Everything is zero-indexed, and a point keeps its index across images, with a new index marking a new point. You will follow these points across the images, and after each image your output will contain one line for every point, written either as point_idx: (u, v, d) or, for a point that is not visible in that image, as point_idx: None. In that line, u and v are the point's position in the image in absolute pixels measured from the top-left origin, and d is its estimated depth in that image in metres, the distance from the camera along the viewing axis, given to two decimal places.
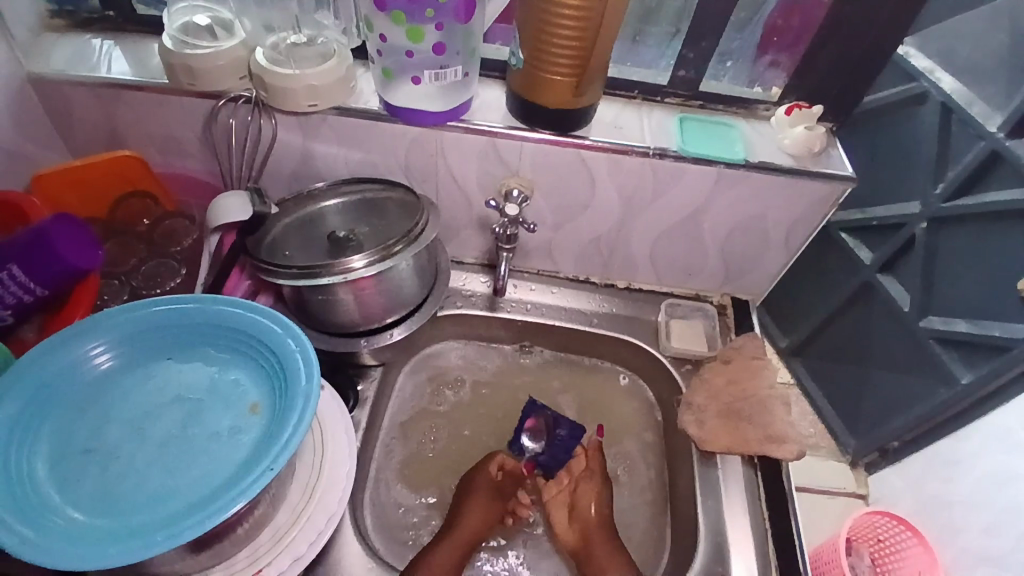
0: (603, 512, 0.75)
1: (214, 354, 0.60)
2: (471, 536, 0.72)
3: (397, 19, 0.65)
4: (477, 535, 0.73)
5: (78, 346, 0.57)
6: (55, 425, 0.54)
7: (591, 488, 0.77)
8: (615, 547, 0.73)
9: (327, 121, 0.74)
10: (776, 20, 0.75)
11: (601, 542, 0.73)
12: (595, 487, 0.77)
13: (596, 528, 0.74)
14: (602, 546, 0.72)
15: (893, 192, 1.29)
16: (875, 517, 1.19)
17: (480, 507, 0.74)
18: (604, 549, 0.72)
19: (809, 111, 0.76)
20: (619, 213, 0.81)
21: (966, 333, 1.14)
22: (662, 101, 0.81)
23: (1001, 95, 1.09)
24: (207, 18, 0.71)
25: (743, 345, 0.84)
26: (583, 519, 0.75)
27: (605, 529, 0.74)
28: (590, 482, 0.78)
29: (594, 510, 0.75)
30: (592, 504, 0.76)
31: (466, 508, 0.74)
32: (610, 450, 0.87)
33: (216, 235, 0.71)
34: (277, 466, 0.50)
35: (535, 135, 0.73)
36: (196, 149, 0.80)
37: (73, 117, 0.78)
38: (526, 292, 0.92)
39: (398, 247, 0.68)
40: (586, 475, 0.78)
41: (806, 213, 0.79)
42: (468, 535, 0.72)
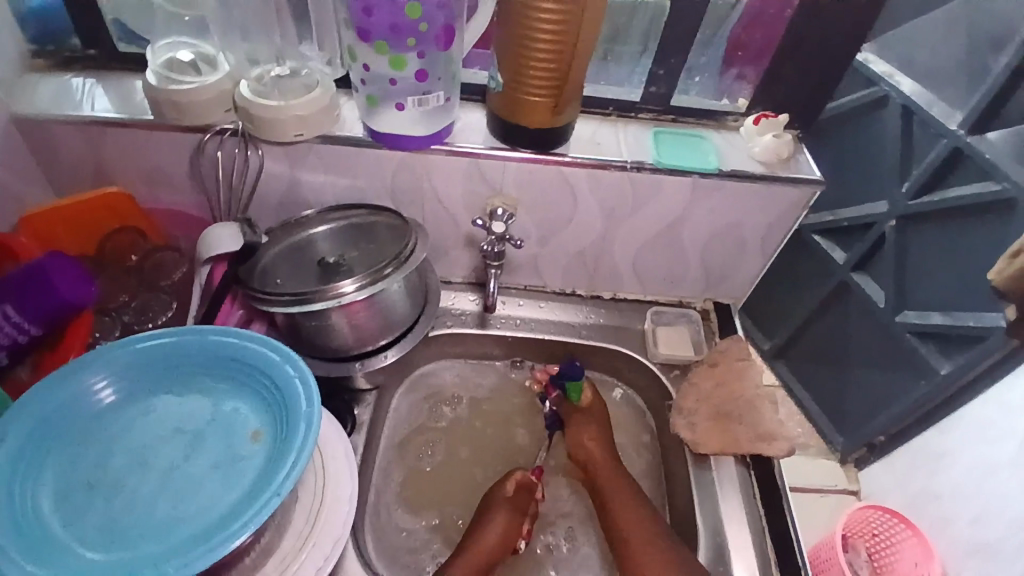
0: (596, 442, 0.81)
1: (212, 385, 0.61)
2: (486, 559, 0.71)
3: (380, 48, 0.67)
4: (496, 557, 0.72)
5: (78, 381, 0.58)
6: (58, 461, 0.55)
7: (581, 428, 0.83)
8: (618, 474, 0.79)
9: (313, 150, 0.76)
10: (740, 35, 0.78)
11: (601, 469, 0.79)
12: (584, 425, 0.83)
13: (591, 454, 0.81)
14: (606, 474, 0.78)
15: (862, 193, 1.34)
16: (868, 512, 1.22)
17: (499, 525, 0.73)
18: (607, 479, 0.78)
19: (777, 120, 0.79)
20: (601, 227, 0.84)
21: (941, 325, 1.18)
22: (637, 117, 0.84)
23: (959, 94, 1.14)
24: (191, 54, 0.73)
25: (729, 348, 0.86)
26: (580, 454, 0.81)
27: (603, 460, 0.80)
28: (583, 420, 0.83)
29: (587, 444, 0.81)
30: (589, 440, 0.81)
31: (485, 527, 0.73)
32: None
33: (207, 265, 0.73)
34: (284, 491, 0.50)
35: (517, 154, 0.75)
36: (183, 183, 0.81)
37: (56, 156, 0.79)
38: (515, 307, 0.94)
39: (388, 270, 0.69)
40: (573, 417, 0.84)
41: (780, 218, 0.82)
42: (481, 559, 0.71)
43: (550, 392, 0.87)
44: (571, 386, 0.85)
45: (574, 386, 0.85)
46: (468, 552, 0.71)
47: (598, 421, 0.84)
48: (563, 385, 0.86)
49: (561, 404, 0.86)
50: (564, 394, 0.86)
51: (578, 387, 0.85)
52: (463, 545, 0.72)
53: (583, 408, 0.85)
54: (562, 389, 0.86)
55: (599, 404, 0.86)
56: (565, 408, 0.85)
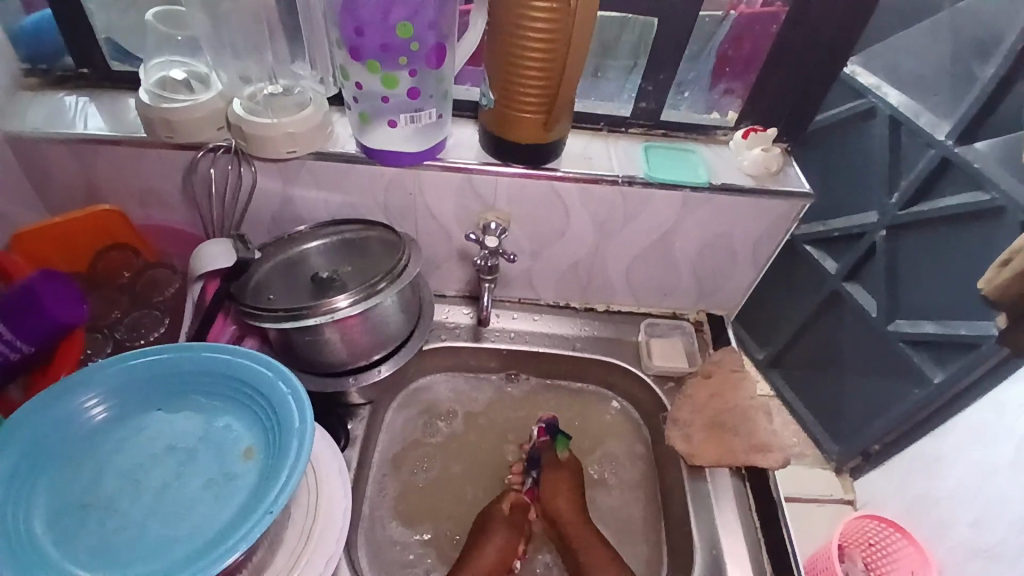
0: (570, 502, 0.77)
1: (204, 403, 0.61)
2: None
3: (371, 67, 0.67)
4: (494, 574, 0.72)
5: (70, 400, 0.57)
6: (49, 480, 0.54)
7: (560, 487, 0.78)
8: (592, 536, 0.75)
9: (306, 166, 0.76)
10: (725, 51, 0.80)
11: (574, 533, 0.75)
12: (564, 483, 0.79)
13: (565, 514, 0.76)
14: (580, 538, 0.74)
15: (852, 204, 1.35)
16: (866, 522, 1.21)
17: (497, 546, 0.73)
18: (581, 541, 0.74)
19: (766, 134, 0.81)
20: (594, 239, 0.84)
21: (933, 333, 1.19)
22: (627, 131, 0.85)
23: (945, 105, 1.16)
24: (183, 72, 0.73)
25: (723, 358, 0.87)
26: (552, 512, 0.77)
27: (577, 520, 0.76)
28: (559, 479, 0.79)
29: (563, 509, 0.77)
30: (567, 503, 0.77)
31: (484, 545, 0.73)
32: (593, 453, 0.89)
33: (199, 283, 0.72)
34: (277, 508, 0.50)
35: (509, 169, 0.76)
36: (176, 201, 0.81)
37: (49, 175, 0.79)
38: (509, 320, 0.94)
39: (382, 285, 0.69)
40: (551, 472, 0.80)
41: (770, 230, 0.83)
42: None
43: (538, 435, 0.83)
44: (558, 437, 0.82)
45: (563, 439, 0.82)
46: (466, 569, 0.71)
47: (574, 482, 0.80)
48: (553, 433, 0.83)
49: (545, 451, 0.81)
50: (551, 443, 0.82)
51: (565, 441, 0.82)
52: (461, 561, 0.72)
53: (563, 461, 0.81)
54: (552, 436, 0.82)
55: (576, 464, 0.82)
56: (547, 458, 0.81)
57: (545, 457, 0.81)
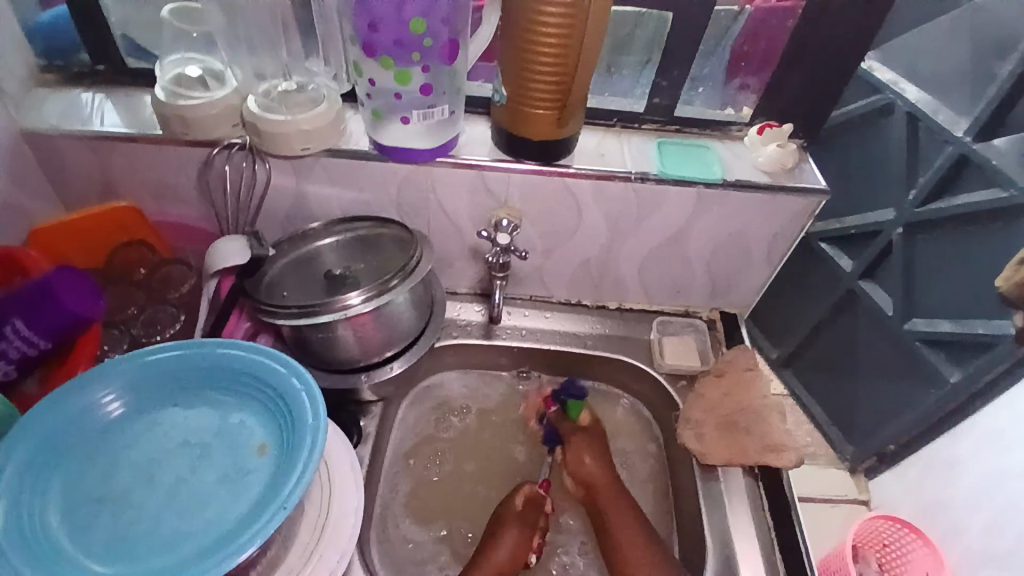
0: (596, 458, 0.81)
1: (218, 398, 0.61)
2: (497, 572, 0.71)
3: (385, 64, 0.67)
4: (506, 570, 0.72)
5: (86, 394, 0.58)
6: (66, 473, 0.55)
7: (582, 446, 0.82)
8: (618, 491, 0.79)
9: (319, 163, 0.76)
10: (741, 47, 0.79)
11: (601, 487, 0.79)
12: (585, 442, 0.82)
13: (591, 471, 0.80)
14: (607, 495, 0.78)
15: (868, 201, 1.33)
16: (879, 522, 1.20)
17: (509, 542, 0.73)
18: (608, 494, 0.78)
19: (782, 130, 0.79)
20: (606, 237, 0.84)
21: (950, 333, 1.17)
22: (640, 128, 0.85)
23: (965, 101, 1.13)
24: (199, 69, 0.74)
25: (736, 357, 0.86)
26: (580, 474, 0.80)
27: (603, 478, 0.79)
28: (581, 439, 0.83)
29: (588, 465, 0.80)
30: (589, 460, 0.81)
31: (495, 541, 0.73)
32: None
33: (214, 280, 0.72)
34: (290, 505, 0.51)
35: (521, 166, 0.76)
36: (191, 197, 0.82)
37: (66, 171, 0.80)
38: (521, 318, 0.93)
39: (394, 282, 0.69)
40: (573, 435, 0.83)
41: (786, 227, 0.82)
42: (493, 572, 0.71)
43: (550, 407, 0.88)
44: (572, 405, 0.87)
45: (575, 404, 0.87)
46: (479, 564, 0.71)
47: (597, 441, 0.83)
48: (564, 401, 0.87)
49: (560, 418, 0.86)
50: (564, 411, 0.87)
51: (579, 405, 0.87)
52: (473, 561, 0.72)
53: (582, 425, 0.85)
54: (562, 405, 0.87)
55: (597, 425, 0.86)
56: (565, 425, 0.85)
57: (563, 425, 0.85)
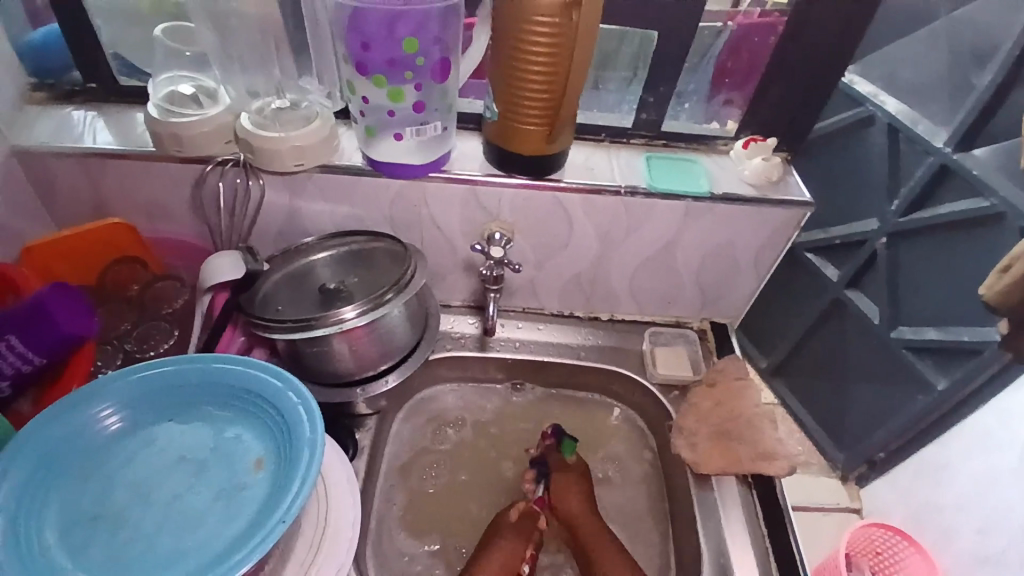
0: (583, 499, 0.79)
1: (214, 413, 0.62)
2: None
3: (378, 82, 0.69)
4: None
5: (82, 411, 0.58)
6: (61, 490, 0.55)
7: (569, 485, 0.80)
8: (605, 535, 0.76)
9: (313, 179, 0.77)
10: (725, 62, 0.80)
11: (587, 531, 0.76)
12: (572, 482, 0.80)
13: (579, 513, 0.78)
14: (594, 538, 0.76)
15: (853, 211, 1.36)
16: (872, 530, 1.21)
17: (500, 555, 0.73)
18: (593, 538, 0.76)
19: (765, 144, 0.81)
20: (597, 249, 0.85)
21: (936, 340, 1.19)
22: (628, 142, 0.87)
23: (943, 113, 1.17)
24: (192, 88, 0.75)
25: (727, 366, 0.87)
26: (565, 512, 0.78)
27: (591, 520, 0.77)
28: (569, 479, 0.81)
29: (574, 505, 0.78)
30: (577, 500, 0.79)
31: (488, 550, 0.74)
32: (597, 454, 0.90)
33: (209, 295, 0.74)
34: (288, 518, 0.51)
35: (513, 180, 0.77)
36: (184, 213, 0.82)
37: (58, 189, 0.80)
38: (514, 330, 0.94)
39: (388, 296, 0.70)
40: (560, 474, 0.81)
41: (772, 238, 0.84)
42: None
43: (543, 439, 0.85)
44: (563, 441, 0.84)
45: (570, 443, 0.84)
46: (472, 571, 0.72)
47: (584, 481, 0.81)
48: (558, 438, 0.84)
49: (551, 454, 0.83)
50: (557, 445, 0.84)
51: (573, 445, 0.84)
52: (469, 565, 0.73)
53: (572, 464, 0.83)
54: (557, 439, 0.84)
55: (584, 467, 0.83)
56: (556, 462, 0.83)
57: (550, 461, 0.83)
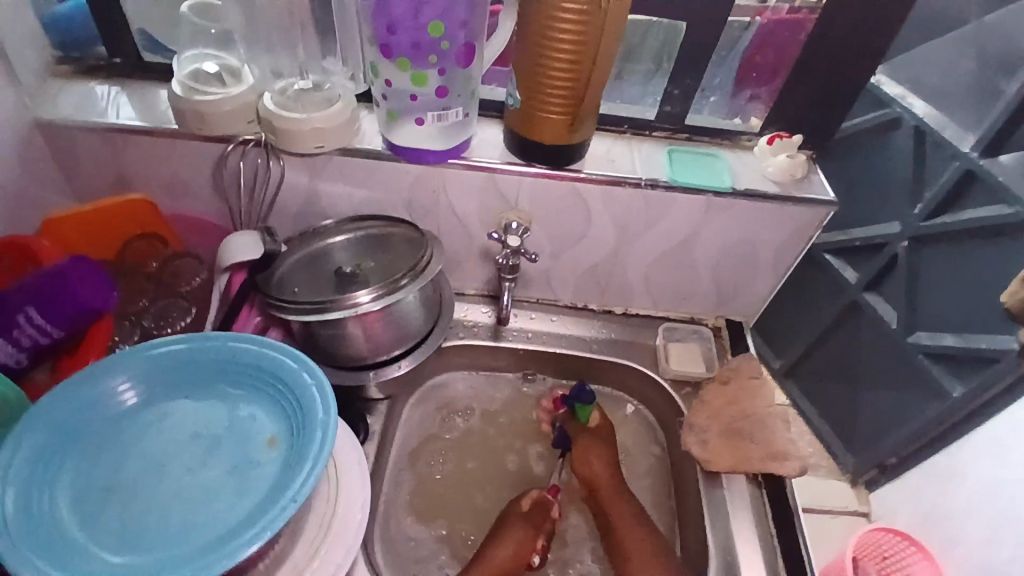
0: (602, 461, 0.81)
1: (228, 392, 0.62)
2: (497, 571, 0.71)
3: (402, 65, 0.68)
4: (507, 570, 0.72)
5: (99, 384, 0.59)
6: (77, 462, 0.56)
7: (588, 446, 0.82)
8: (621, 493, 0.79)
9: (333, 162, 0.77)
10: (752, 56, 0.79)
11: (605, 489, 0.79)
12: (590, 444, 0.82)
13: (597, 473, 0.80)
14: (608, 494, 0.79)
15: (875, 214, 1.33)
16: (878, 535, 1.20)
17: (509, 552, 0.73)
18: (609, 495, 0.79)
19: (792, 140, 0.80)
20: (614, 242, 0.85)
21: (954, 347, 1.17)
22: (651, 135, 0.85)
23: (972, 117, 1.14)
24: (216, 66, 0.75)
25: (740, 365, 0.86)
26: (585, 473, 0.81)
27: (607, 478, 0.80)
28: (588, 440, 0.82)
29: (592, 464, 0.81)
30: (595, 458, 0.81)
31: (497, 542, 0.73)
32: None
33: (226, 274, 0.74)
34: (299, 498, 0.51)
35: (533, 169, 0.76)
36: (203, 192, 0.83)
37: (80, 163, 0.81)
38: (528, 320, 0.94)
39: (405, 281, 0.70)
40: (580, 436, 0.83)
41: (792, 237, 0.82)
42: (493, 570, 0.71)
43: (558, 408, 0.87)
44: (580, 406, 0.85)
45: (583, 408, 0.84)
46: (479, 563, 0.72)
47: (604, 442, 0.83)
48: (573, 405, 0.85)
49: (568, 422, 0.85)
50: (572, 413, 0.85)
51: (587, 408, 0.85)
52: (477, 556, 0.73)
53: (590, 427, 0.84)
54: (571, 407, 0.86)
55: (607, 425, 0.85)
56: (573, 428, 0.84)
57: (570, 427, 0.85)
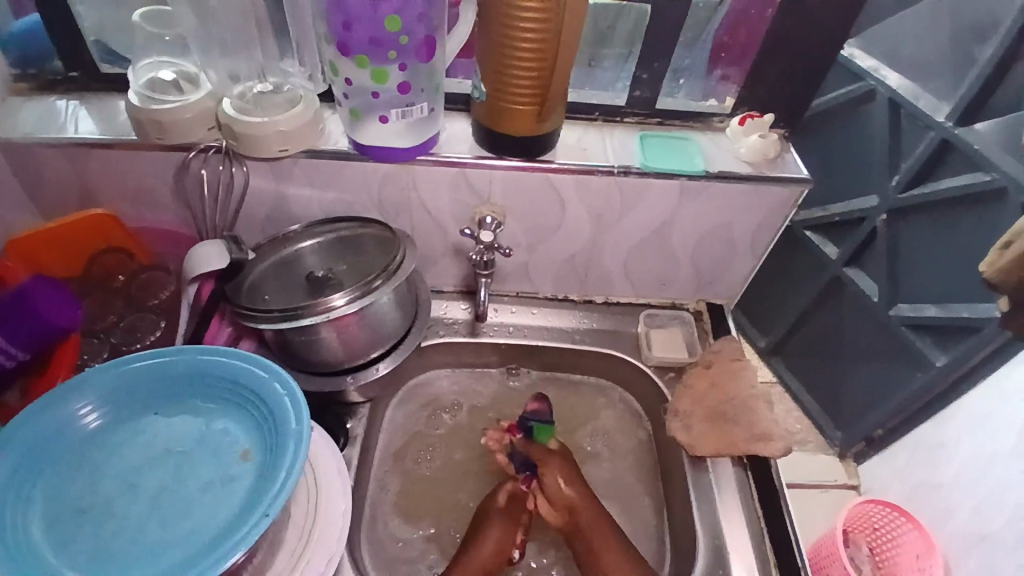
0: (573, 485, 0.77)
1: (201, 405, 0.61)
2: (482, 569, 0.71)
3: (360, 62, 0.66)
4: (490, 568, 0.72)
5: (66, 405, 0.57)
6: (47, 485, 0.54)
7: (556, 470, 0.78)
8: (600, 517, 0.75)
9: (299, 164, 0.76)
10: (722, 38, 0.78)
11: (583, 514, 0.75)
12: (559, 468, 0.78)
13: (573, 497, 0.76)
14: (588, 519, 0.75)
15: (852, 189, 1.34)
16: (869, 506, 1.21)
17: (494, 540, 0.73)
18: (590, 520, 0.75)
19: (763, 120, 0.80)
20: (590, 232, 0.84)
21: (935, 318, 1.18)
22: (622, 121, 0.84)
23: (945, 86, 1.14)
24: (173, 73, 0.73)
25: (722, 348, 0.86)
26: (558, 499, 0.76)
27: (583, 501, 0.76)
28: (557, 464, 0.79)
29: (564, 488, 0.77)
30: (565, 483, 0.77)
31: (480, 537, 0.73)
32: (585, 428, 0.91)
33: (194, 284, 0.72)
34: (273, 511, 0.50)
35: (503, 162, 0.75)
36: (169, 202, 0.81)
37: (40, 178, 0.78)
38: (508, 314, 0.93)
39: (377, 283, 0.69)
40: (547, 461, 0.79)
41: (768, 217, 0.82)
42: (478, 568, 0.71)
43: (514, 433, 0.82)
44: (540, 429, 0.82)
45: (543, 428, 0.82)
46: (462, 563, 0.71)
47: (570, 464, 0.80)
48: (531, 426, 0.82)
49: (530, 447, 0.81)
50: (531, 437, 0.82)
51: (547, 429, 0.82)
52: (455, 560, 0.72)
53: (552, 449, 0.81)
54: (528, 430, 0.82)
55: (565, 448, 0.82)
56: (535, 451, 0.80)
57: (533, 452, 0.80)
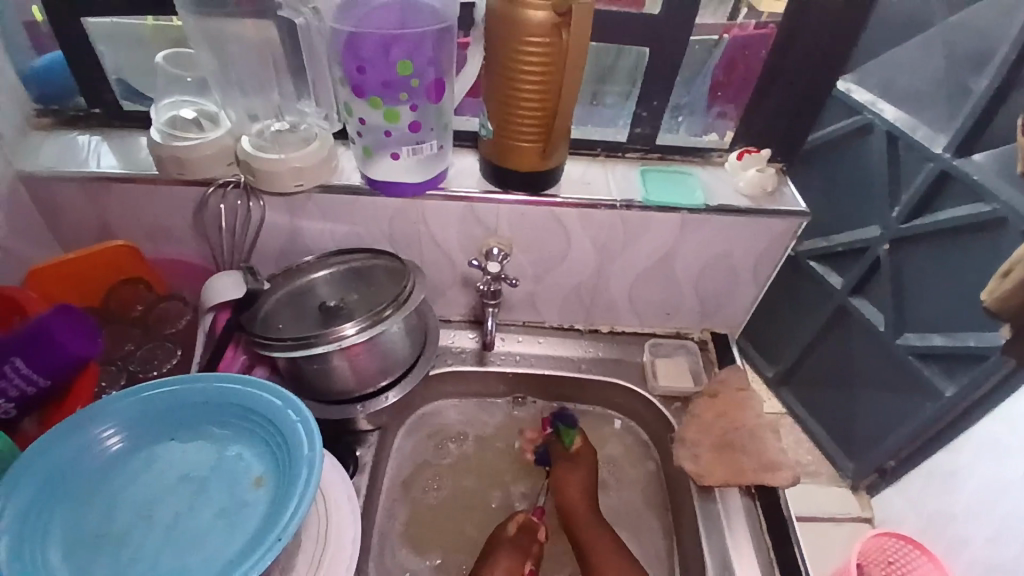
0: (577, 490, 0.81)
1: (216, 432, 0.62)
2: None
3: (374, 103, 0.70)
4: None
5: (86, 431, 0.59)
6: (65, 510, 0.55)
7: (565, 472, 0.83)
8: (597, 526, 0.78)
9: (313, 199, 0.79)
10: (720, 76, 0.81)
11: (580, 520, 0.79)
12: (567, 471, 0.83)
13: (572, 501, 0.80)
14: (584, 526, 0.79)
15: (854, 220, 1.36)
16: (884, 539, 1.19)
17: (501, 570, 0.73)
18: (585, 527, 0.78)
19: (761, 154, 0.82)
20: (595, 262, 0.86)
21: (943, 346, 1.18)
22: (624, 156, 0.88)
23: (942, 119, 1.17)
24: (194, 112, 0.77)
25: (728, 377, 0.87)
26: (562, 501, 0.81)
27: (583, 508, 0.80)
28: (568, 467, 0.83)
29: (568, 492, 0.81)
30: (570, 487, 0.81)
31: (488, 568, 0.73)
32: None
33: (210, 314, 0.76)
34: (286, 536, 0.51)
35: (510, 196, 0.78)
36: (186, 235, 0.84)
37: (64, 211, 0.81)
38: (514, 343, 0.95)
39: (388, 312, 0.71)
40: (560, 460, 0.84)
41: (768, 248, 0.84)
42: None
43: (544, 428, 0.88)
44: (565, 430, 0.86)
45: (567, 431, 0.86)
46: None
47: (585, 469, 0.83)
48: (558, 426, 0.87)
49: (552, 444, 0.86)
50: (557, 436, 0.87)
51: (572, 432, 0.86)
52: None
53: (573, 451, 0.85)
54: (555, 429, 0.87)
55: (590, 451, 0.85)
56: (555, 449, 0.86)
57: (554, 449, 0.86)
